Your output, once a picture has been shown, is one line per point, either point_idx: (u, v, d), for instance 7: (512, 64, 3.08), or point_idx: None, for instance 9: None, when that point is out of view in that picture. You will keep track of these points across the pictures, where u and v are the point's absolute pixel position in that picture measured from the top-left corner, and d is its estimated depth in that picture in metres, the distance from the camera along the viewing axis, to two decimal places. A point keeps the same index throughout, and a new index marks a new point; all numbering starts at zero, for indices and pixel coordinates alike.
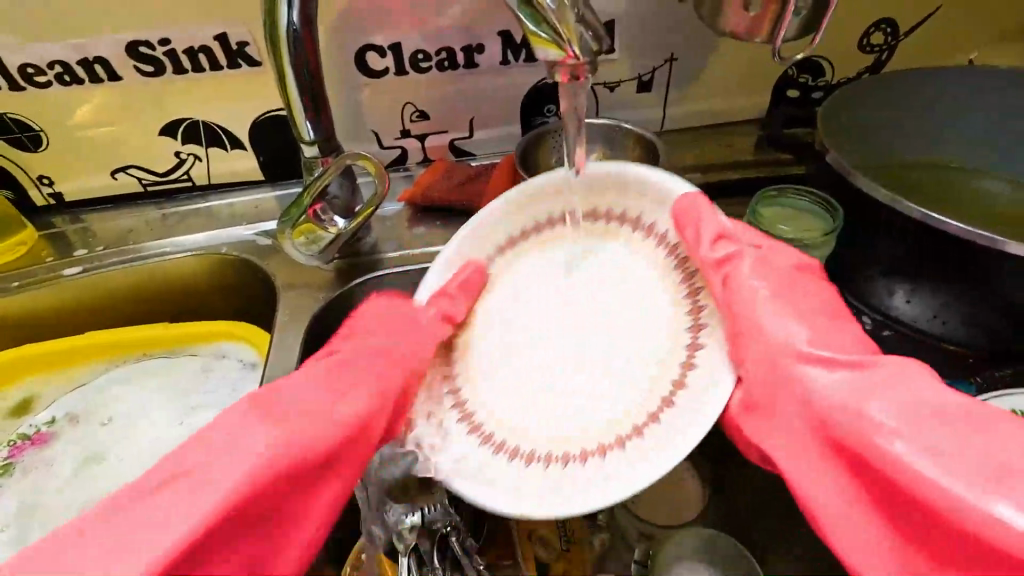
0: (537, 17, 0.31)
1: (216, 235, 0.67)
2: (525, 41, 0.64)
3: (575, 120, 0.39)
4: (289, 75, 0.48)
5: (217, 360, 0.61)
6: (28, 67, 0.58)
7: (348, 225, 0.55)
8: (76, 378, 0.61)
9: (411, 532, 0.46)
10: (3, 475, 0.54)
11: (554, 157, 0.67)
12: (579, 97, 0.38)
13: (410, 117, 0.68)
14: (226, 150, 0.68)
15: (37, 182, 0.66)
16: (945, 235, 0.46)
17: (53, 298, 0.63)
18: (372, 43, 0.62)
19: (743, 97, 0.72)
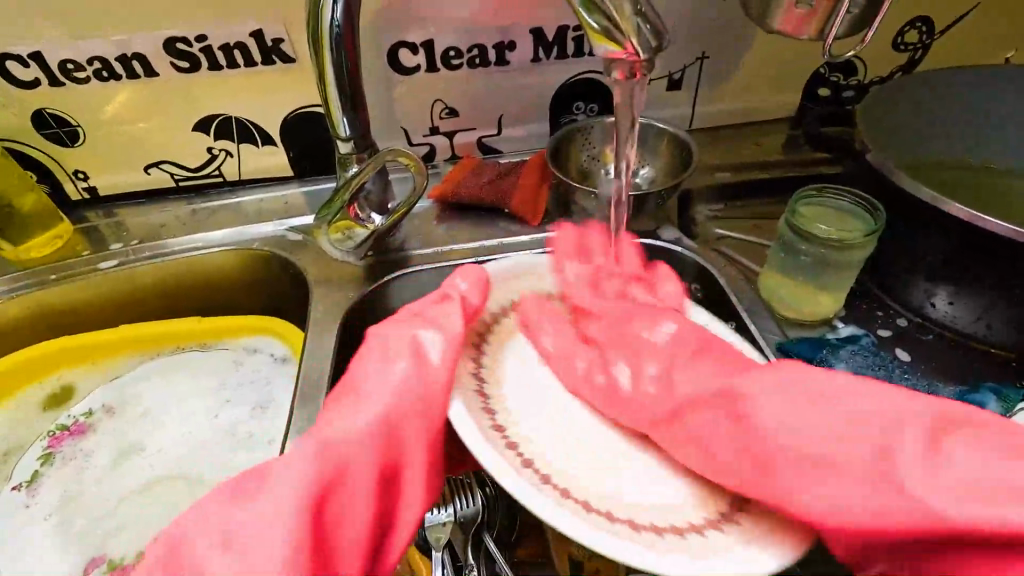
0: (593, 9, 0.31)
1: (247, 229, 0.68)
2: (556, 38, 0.64)
3: (630, 118, 0.39)
4: (329, 70, 0.48)
5: (250, 354, 0.62)
6: (68, 63, 0.58)
7: (384, 222, 0.55)
8: (111, 370, 0.61)
9: (445, 529, 0.48)
10: (42, 465, 0.54)
11: (585, 154, 0.67)
12: (634, 96, 0.38)
13: (440, 113, 0.69)
14: (258, 146, 0.68)
15: (73, 176, 0.67)
16: (992, 236, 0.45)
17: (89, 291, 0.64)
18: (405, 40, 0.62)
19: (773, 95, 0.71)
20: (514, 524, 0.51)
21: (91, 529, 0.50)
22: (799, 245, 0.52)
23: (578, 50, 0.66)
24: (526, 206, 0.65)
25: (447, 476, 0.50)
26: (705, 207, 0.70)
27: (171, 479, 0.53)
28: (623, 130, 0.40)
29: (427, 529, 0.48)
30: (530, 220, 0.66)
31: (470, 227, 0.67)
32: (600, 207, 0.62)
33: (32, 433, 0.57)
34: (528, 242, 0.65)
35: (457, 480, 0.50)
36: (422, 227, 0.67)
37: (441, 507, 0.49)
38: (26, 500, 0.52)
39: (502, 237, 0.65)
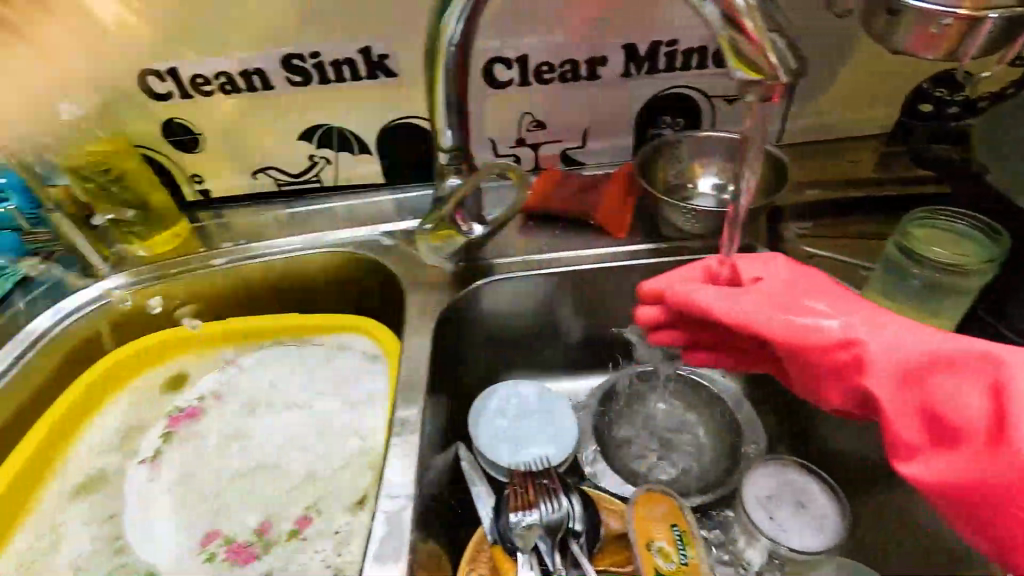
0: (734, 35, 0.32)
1: (342, 233, 0.72)
2: (648, 54, 0.65)
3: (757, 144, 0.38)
4: (440, 85, 0.50)
5: (343, 350, 0.65)
6: (198, 77, 0.64)
7: (483, 231, 0.58)
8: (222, 358, 0.67)
9: (532, 531, 0.50)
10: (163, 443, 0.59)
11: (672, 169, 0.67)
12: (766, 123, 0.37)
13: (527, 126, 0.70)
14: (355, 154, 0.72)
15: (190, 180, 0.73)
16: None
17: (203, 285, 0.70)
18: (501, 55, 0.64)
19: (871, 111, 0.69)
20: (598, 534, 0.52)
21: (205, 510, 0.53)
22: (910, 270, 0.50)
23: (669, 65, 0.66)
24: (612, 220, 0.66)
25: (529, 479, 0.54)
26: (793, 225, 0.67)
27: (278, 464, 0.56)
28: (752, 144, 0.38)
29: (513, 530, 0.50)
30: (615, 233, 0.66)
31: (554, 237, 0.67)
32: (689, 222, 0.62)
33: (153, 412, 0.62)
34: (613, 254, 0.65)
35: (543, 485, 0.53)
36: (507, 234, 0.68)
37: (526, 510, 0.51)
38: (150, 474, 0.56)
39: (586, 248, 0.66)
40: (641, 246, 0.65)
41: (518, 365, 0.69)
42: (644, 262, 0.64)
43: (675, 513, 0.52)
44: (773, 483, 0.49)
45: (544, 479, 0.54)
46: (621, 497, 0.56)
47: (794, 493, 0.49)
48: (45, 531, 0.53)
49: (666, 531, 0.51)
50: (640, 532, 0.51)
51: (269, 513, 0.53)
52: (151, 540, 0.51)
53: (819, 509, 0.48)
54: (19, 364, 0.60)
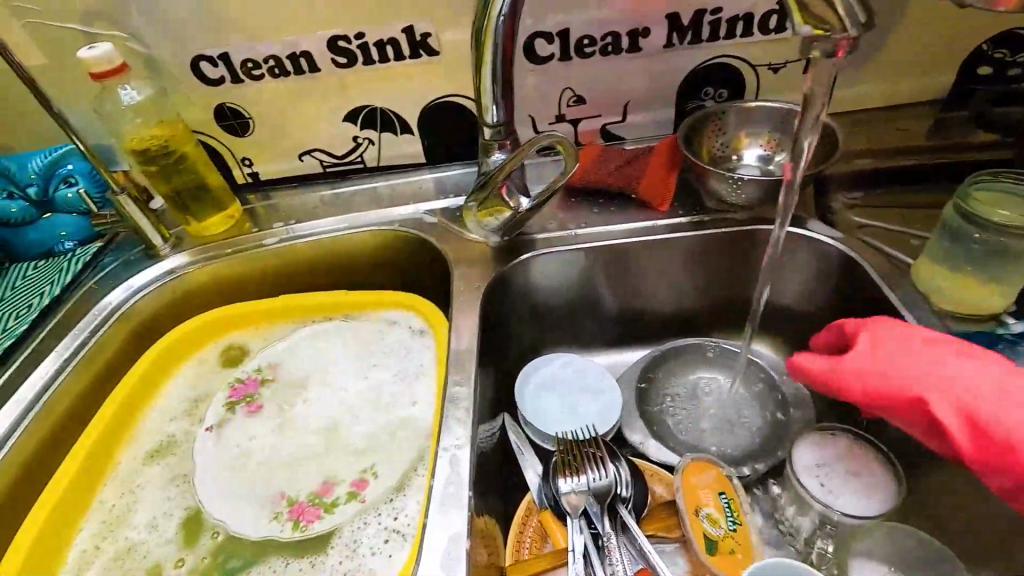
0: None
1: (386, 212, 0.74)
2: (691, 23, 0.64)
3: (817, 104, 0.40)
4: (487, 61, 0.51)
5: (391, 325, 0.67)
6: (248, 62, 0.66)
7: (529, 204, 0.58)
8: (276, 333, 0.69)
9: (580, 497, 0.52)
10: (226, 411, 0.62)
11: (716, 140, 0.66)
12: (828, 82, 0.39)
13: (567, 102, 0.71)
14: (397, 134, 0.74)
15: (240, 162, 0.76)
16: None
17: (256, 263, 0.72)
18: (542, 30, 0.64)
19: (926, 75, 0.66)
20: (645, 500, 0.53)
21: (268, 474, 0.56)
22: (971, 233, 0.50)
23: (713, 35, 0.65)
24: (656, 191, 0.66)
25: (577, 448, 0.55)
26: (843, 195, 0.65)
27: (335, 430, 0.59)
28: (812, 105, 0.41)
29: (562, 495, 0.52)
30: (658, 206, 0.66)
31: (597, 211, 0.68)
32: (734, 192, 0.62)
33: (215, 384, 0.65)
34: (656, 227, 0.65)
35: (589, 453, 0.54)
36: (549, 210, 0.69)
37: (574, 476, 0.53)
38: (215, 439, 0.59)
39: (629, 221, 0.66)
40: (684, 219, 0.65)
41: (559, 340, 0.70)
42: (688, 235, 0.64)
43: (722, 481, 0.53)
44: (822, 450, 0.49)
45: (590, 448, 0.55)
46: (667, 467, 0.57)
47: (848, 462, 0.49)
48: (125, 490, 0.57)
49: (714, 500, 0.51)
50: (689, 498, 0.51)
51: (328, 476, 0.55)
52: (220, 500, 0.54)
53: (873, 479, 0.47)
54: (94, 337, 0.64)
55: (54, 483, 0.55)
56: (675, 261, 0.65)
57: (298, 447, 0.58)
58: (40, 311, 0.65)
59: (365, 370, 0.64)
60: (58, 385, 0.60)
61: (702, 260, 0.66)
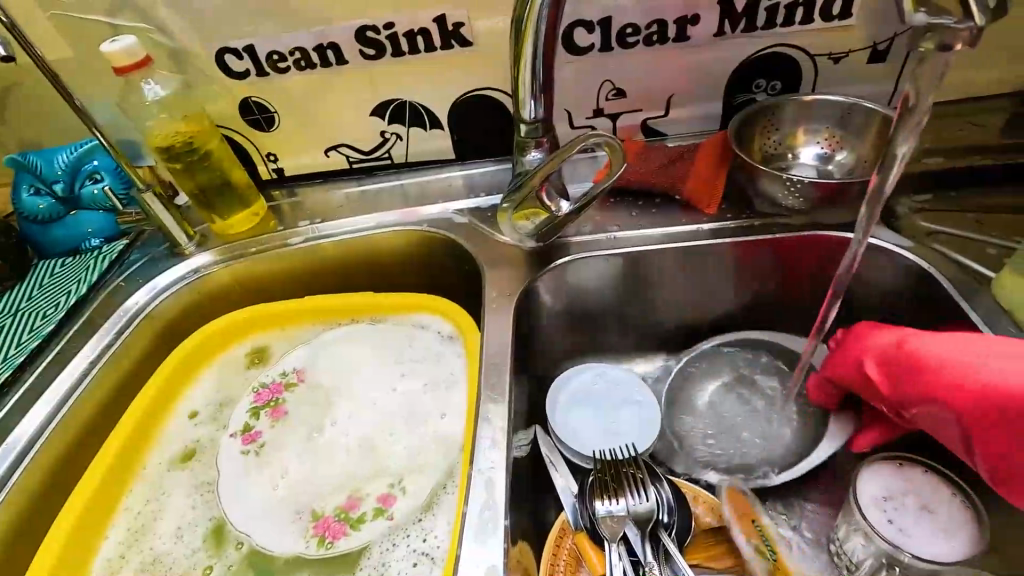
0: None
1: (414, 210, 0.71)
2: (745, 10, 0.59)
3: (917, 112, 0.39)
4: (527, 54, 0.47)
5: (419, 330, 0.65)
6: (274, 54, 0.64)
7: (569, 208, 0.55)
8: (302, 335, 0.68)
9: (620, 522, 0.49)
10: (252, 417, 0.60)
11: (769, 136, 0.61)
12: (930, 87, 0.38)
13: (606, 95, 0.66)
14: (426, 129, 0.71)
15: (266, 158, 0.74)
16: None
17: (282, 263, 0.70)
18: (582, 18, 0.60)
19: (1006, 65, 0.60)
20: (689, 528, 0.49)
21: (293, 485, 0.54)
22: None
23: (769, 22, 0.60)
24: (704, 193, 0.61)
25: (616, 469, 0.52)
26: (907, 198, 0.60)
27: (362, 441, 0.57)
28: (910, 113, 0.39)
29: (600, 520, 0.49)
30: (706, 208, 0.62)
31: (637, 213, 0.64)
32: (790, 194, 0.57)
33: (239, 388, 0.64)
34: (702, 231, 0.61)
35: (629, 474, 0.51)
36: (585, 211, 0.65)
37: (613, 499, 0.50)
38: (240, 446, 0.58)
39: (672, 224, 0.62)
40: (732, 222, 0.61)
41: (593, 347, 0.67)
42: (736, 239, 0.59)
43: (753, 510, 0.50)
44: (887, 481, 0.45)
45: (629, 468, 0.52)
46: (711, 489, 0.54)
47: (915, 494, 0.44)
48: (151, 497, 0.56)
49: (754, 530, 0.48)
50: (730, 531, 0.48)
51: (354, 490, 0.53)
52: (245, 511, 0.53)
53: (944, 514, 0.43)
54: (120, 339, 0.63)
55: (81, 488, 0.54)
56: (720, 267, 0.61)
57: (324, 457, 0.56)
58: (67, 310, 0.64)
59: (391, 377, 0.61)
60: (84, 387, 0.59)
61: (749, 266, 0.61)
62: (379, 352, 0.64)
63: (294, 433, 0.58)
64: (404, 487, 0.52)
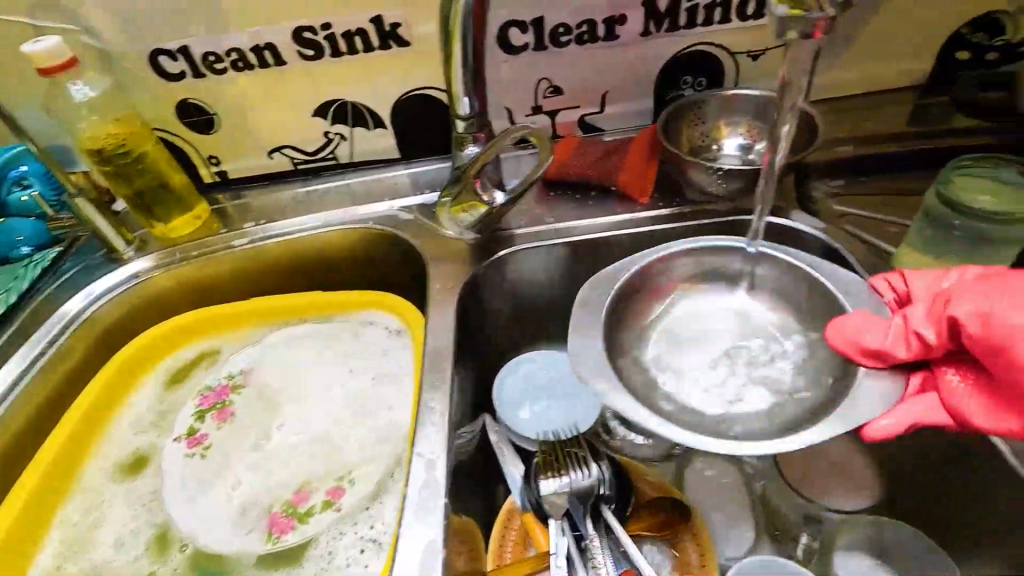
0: None
1: (360, 209, 0.71)
2: (668, 10, 0.62)
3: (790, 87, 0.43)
4: (456, 51, 0.49)
5: (367, 326, 0.65)
6: (209, 55, 0.63)
7: (505, 200, 0.57)
8: (248, 337, 0.67)
9: (562, 498, 0.50)
10: (196, 420, 0.59)
11: (695, 129, 0.65)
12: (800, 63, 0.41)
13: (544, 93, 0.69)
14: (370, 129, 0.71)
15: (207, 161, 0.73)
16: None
17: (225, 265, 0.70)
18: (515, 19, 0.62)
19: (904, 60, 0.65)
20: (627, 501, 0.51)
21: (242, 485, 0.54)
22: (950, 220, 0.49)
23: (691, 22, 0.64)
24: (635, 183, 0.65)
25: (559, 448, 0.53)
26: (822, 183, 0.65)
27: (310, 437, 0.57)
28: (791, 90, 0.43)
29: (544, 498, 0.51)
30: (638, 198, 0.65)
31: (574, 206, 0.66)
32: (715, 182, 0.60)
33: (184, 393, 0.63)
34: (636, 220, 0.64)
35: (572, 453, 0.53)
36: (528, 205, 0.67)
37: (556, 477, 0.51)
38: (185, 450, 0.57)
39: (608, 214, 0.65)
40: (664, 211, 0.64)
41: (541, 337, 0.69)
42: (668, 227, 0.63)
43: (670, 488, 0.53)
44: None
45: (572, 448, 0.53)
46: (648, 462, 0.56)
47: None
48: (90, 508, 0.54)
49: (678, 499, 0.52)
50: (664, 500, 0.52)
51: (303, 485, 0.53)
52: (192, 516, 0.52)
53: None
54: (54, 347, 0.61)
55: (13, 499, 0.52)
56: None
57: (273, 455, 0.56)
58: None
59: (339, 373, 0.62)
60: (10, 403, 0.57)
61: None
62: (328, 348, 0.64)
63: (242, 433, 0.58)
64: (352, 480, 0.53)
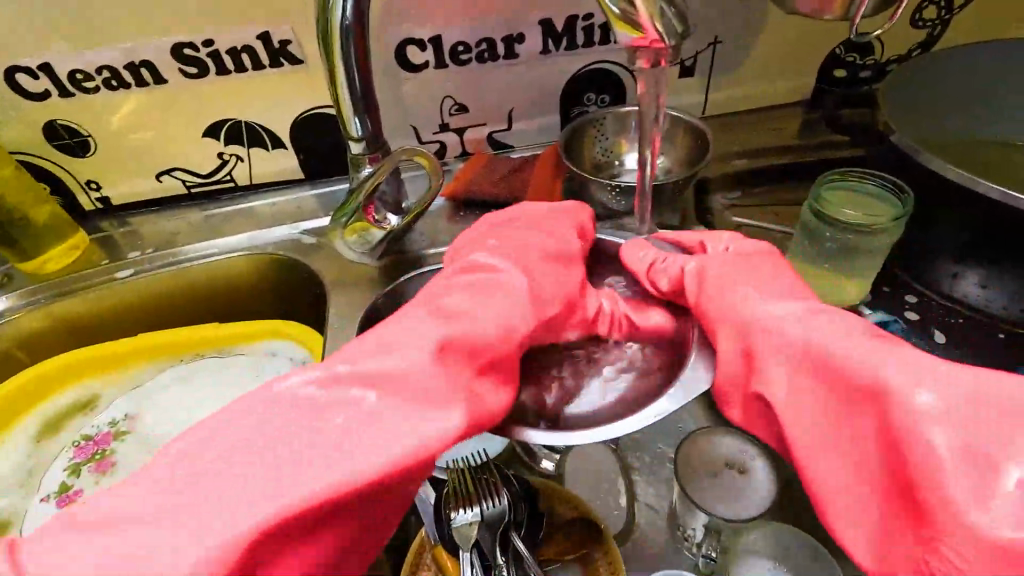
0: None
1: (260, 234, 0.68)
2: (566, 29, 0.63)
3: (654, 103, 0.39)
4: (339, 70, 0.47)
5: (269, 358, 0.63)
6: (76, 73, 0.58)
7: (398, 222, 0.56)
8: (134, 377, 0.63)
9: (472, 529, 0.49)
10: (70, 476, 0.56)
11: (598, 147, 0.66)
12: (657, 81, 0.38)
13: (450, 110, 0.68)
14: (268, 149, 0.68)
15: (86, 187, 0.67)
16: (1003, 207, 0.46)
17: (107, 301, 0.65)
18: (413, 37, 0.61)
19: (790, 76, 0.69)
20: (541, 522, 0.50)
21: None
22: (823, 232, 0.54)
23: (588, 41, 0.65)
24: (541, 200, 0.64)
25: (470, 476, 0.51)
26: (721, 195, 0.68)
27: None
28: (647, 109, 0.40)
29: (454, 529, 0.49)
30: None
31: None
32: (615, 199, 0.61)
33: (57, 445, 0.59)
34: None
35: (483, 480, 0.51)
36: (438, 222, 0.67)
37: (468, 506, 0.49)
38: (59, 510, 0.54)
39: None
40: None
41: None
42: None
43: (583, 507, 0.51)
44: (707, 457, 0.52)
45: (484, 475, 0.51)
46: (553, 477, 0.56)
47: (734, 478, 0.52)
48: None
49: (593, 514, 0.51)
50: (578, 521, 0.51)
51: None
52: None
53: (751, 486, 0.51)
54: None
55: None
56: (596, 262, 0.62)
57: None
58: None
59: None
60: None
61: None
62: (224, 385, 0.62)
63: None
64: None
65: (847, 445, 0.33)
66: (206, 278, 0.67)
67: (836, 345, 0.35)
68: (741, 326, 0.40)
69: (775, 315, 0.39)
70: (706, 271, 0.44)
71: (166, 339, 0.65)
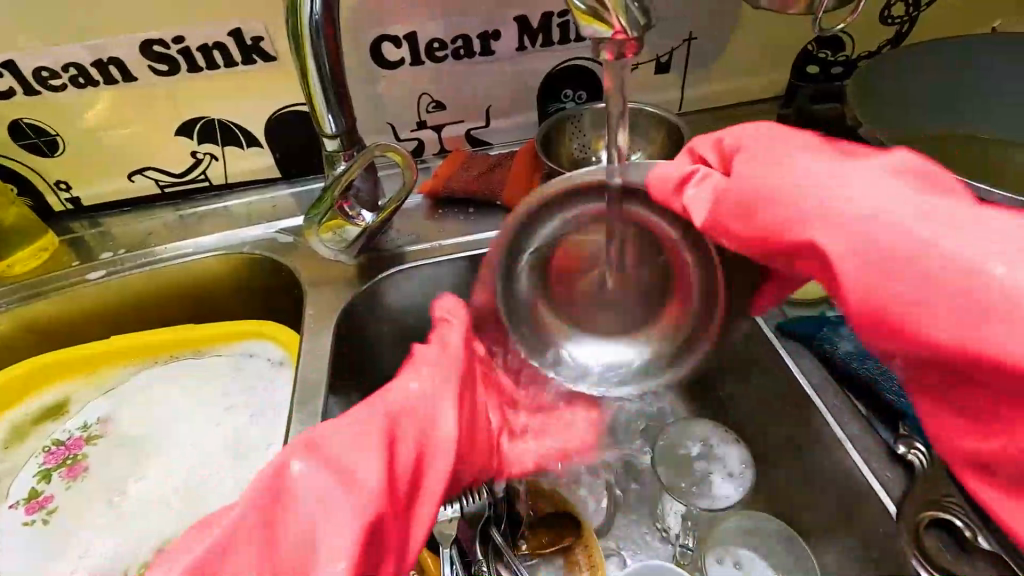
0: None
1: (235, 233, 0.67)
2: (541, 26, 0.63)
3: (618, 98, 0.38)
4: (310, 67, 0.47)
5: (246, 359, 0.63)
6: (42, 70, 0.57)
7: (374, 219, 0.56)
8: (108, 381, 0.62)
9: (451, 525, 0.48)
10: (39, 481, 0.55)
11: (575, 142, 0.67)
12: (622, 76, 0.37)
13: (427, 107, 0.67)
14: (243, 148, 0.67)
15: (55, 187, 0.66)
16: (969, 197, 0.47)
17: (78, 303, 0.63)
18: (388, 33, 0.61)
19: (764, 73, 0.70)
20: (521, 517, 0.50)
21: (91, 550, 0.51)
22: None
23: (564, 37, 0.65)
24: (518, 199, 0.65)
25: None
26: None
27: (174, 486, 0.54)
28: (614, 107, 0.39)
29: (433, 526, 0.48)
30: None
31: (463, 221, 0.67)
32: None
33: (28, 450, 0.58)
34: None
35: None
36: (415, 219, 0.67)
37: (447, 503, 0.49)
38: (26, 516, 0.53)
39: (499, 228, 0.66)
40: None
41: None
42: None
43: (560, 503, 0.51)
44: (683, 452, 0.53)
45: None
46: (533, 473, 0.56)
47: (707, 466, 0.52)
48: None
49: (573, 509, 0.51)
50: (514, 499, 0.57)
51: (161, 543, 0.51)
52: None
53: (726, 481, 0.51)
54: None
55: None
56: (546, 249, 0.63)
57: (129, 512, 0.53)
58: None
59: (208, 413, 0.59)
60: None
61: None
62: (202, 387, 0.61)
63: (98, 494, 0.54)
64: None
65: (877, 316, 0.34)
66: (179, 279, 0.66)
67: (888, 212, 0.35)
68: (797, 210, 0.38)
69: (824, 175, 0.38)
70: (833, 213, 0.36)
71: (141, 341, 0.64)
